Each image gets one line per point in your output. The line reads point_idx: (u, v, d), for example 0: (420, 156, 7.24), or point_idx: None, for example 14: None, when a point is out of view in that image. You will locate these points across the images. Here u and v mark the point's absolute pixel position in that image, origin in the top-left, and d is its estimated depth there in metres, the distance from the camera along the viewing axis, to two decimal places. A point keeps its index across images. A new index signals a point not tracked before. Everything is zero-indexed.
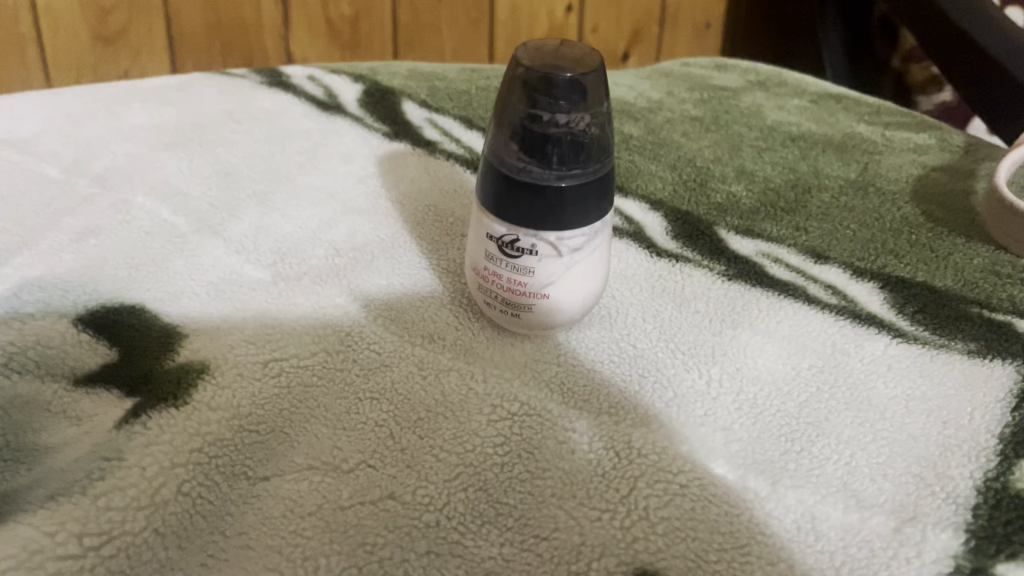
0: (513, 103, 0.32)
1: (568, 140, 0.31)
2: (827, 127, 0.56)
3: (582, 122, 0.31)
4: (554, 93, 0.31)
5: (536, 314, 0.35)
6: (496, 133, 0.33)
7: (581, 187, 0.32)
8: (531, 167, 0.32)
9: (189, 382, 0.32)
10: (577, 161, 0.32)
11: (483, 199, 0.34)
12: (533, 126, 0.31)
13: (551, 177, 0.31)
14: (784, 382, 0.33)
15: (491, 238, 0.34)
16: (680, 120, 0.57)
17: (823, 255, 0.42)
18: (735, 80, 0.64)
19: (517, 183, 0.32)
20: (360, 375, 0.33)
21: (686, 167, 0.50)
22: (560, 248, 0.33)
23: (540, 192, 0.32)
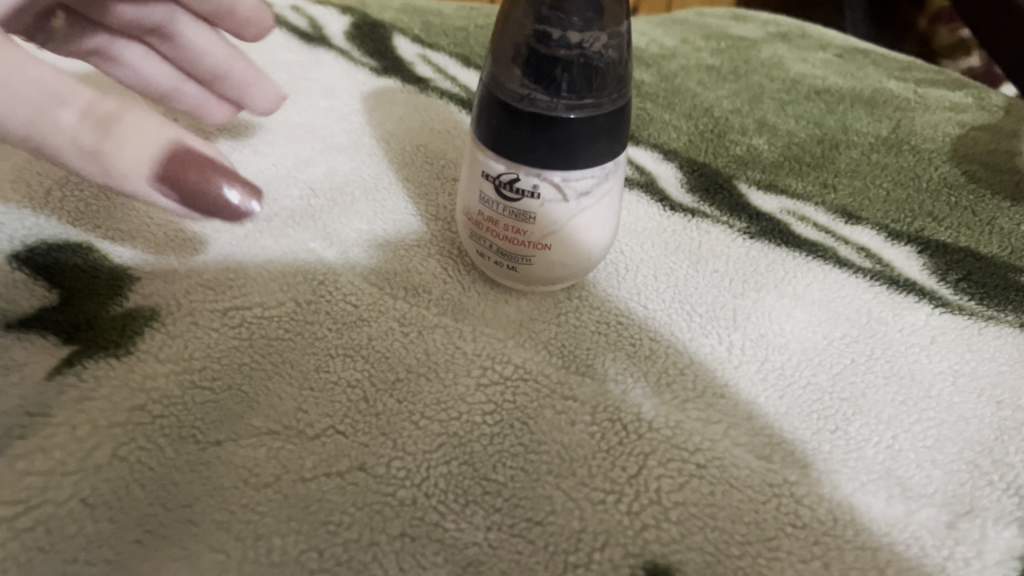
0: (517, 21, 0.27)
1: (580, 64, 0.27)
2: (855, 82, 0.52)
3: (597, 44, 0.27)
4: (567, 8, 0.26)
5: (534, 267, 0.31)
6: (497, 57, 0.28)
7: (593, 122, 0.27)
8: (537, 94, 0.27)
9: (135, 330, 0.28)
10: (590, 92, 0.27)
11: (479, 133, 0.29)
12: (540, 47, 0.27)
13: (560, 107, 0.27)
14: (815, 352, 0.30)
15: (486, 177, 0.29)
16: (695, 68, 0.52)
17: (855, 215, 0.38)
18: (753, 30, 0.60)
19: (518, 114, 0.27)
20: (333, 330, 0.29)
21: (702, 117, 0.46)
22: (566, 192, 0.29)
23: (546, 124, 0.27)
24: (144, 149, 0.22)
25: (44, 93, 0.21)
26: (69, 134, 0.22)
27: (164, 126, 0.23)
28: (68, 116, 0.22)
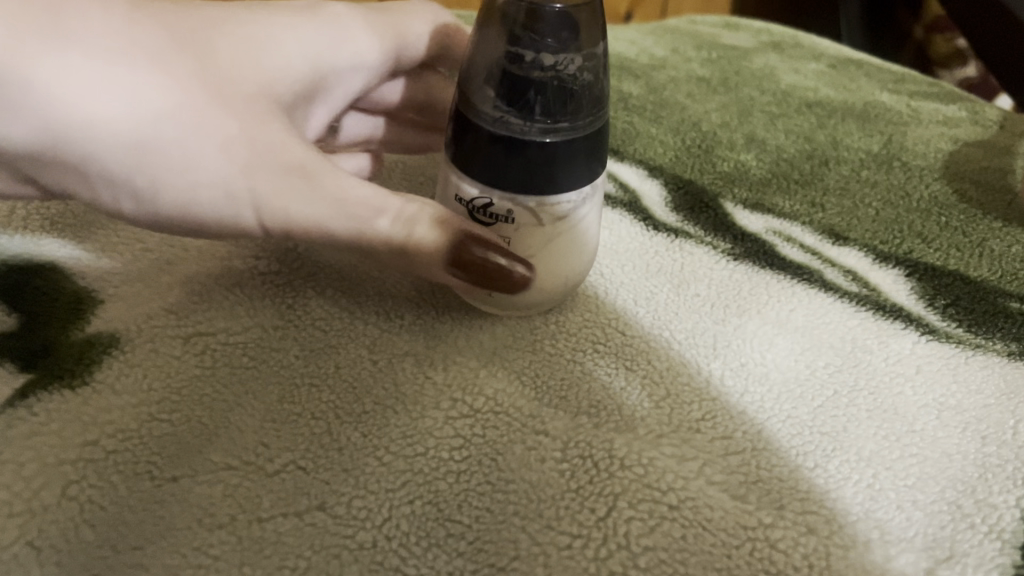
0: (490, 43, 0.27)
1: (556, 86, 0.26)
2: (847, 94, 0.51)
3: (573, 66, 0.26)
4: (540, 30, 0.26)
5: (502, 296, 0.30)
6: (469, 79, 0.27)
7: (569, 145, 0.27)
8: (511, 117, 0.26)
9: (93, 359, 0.27)
10: (566, 116, 0.26)
11: (451, 156, 0.28)
12: (514, 68, 0.26)
13: (534, 130, 0.26)
14: (797, 383, 0.29)
15: (459, 201, 0.28)
16: (685, 79, 0.52)
17: (843, 236, 0.37)
18: (746, 38, 0.59)
19: (491, 137, 0.26)
20: (300, 358, 0.28)
21: (690, 131, 0.45)
22: (542, 217, 0.28)
23: (520, 147, 0.26)
24: (451, 238, 0.27)
25: (368, 206, 0.27)
26: (389, 237, 0.27)
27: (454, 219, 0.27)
28: (385, 222, 0.27)
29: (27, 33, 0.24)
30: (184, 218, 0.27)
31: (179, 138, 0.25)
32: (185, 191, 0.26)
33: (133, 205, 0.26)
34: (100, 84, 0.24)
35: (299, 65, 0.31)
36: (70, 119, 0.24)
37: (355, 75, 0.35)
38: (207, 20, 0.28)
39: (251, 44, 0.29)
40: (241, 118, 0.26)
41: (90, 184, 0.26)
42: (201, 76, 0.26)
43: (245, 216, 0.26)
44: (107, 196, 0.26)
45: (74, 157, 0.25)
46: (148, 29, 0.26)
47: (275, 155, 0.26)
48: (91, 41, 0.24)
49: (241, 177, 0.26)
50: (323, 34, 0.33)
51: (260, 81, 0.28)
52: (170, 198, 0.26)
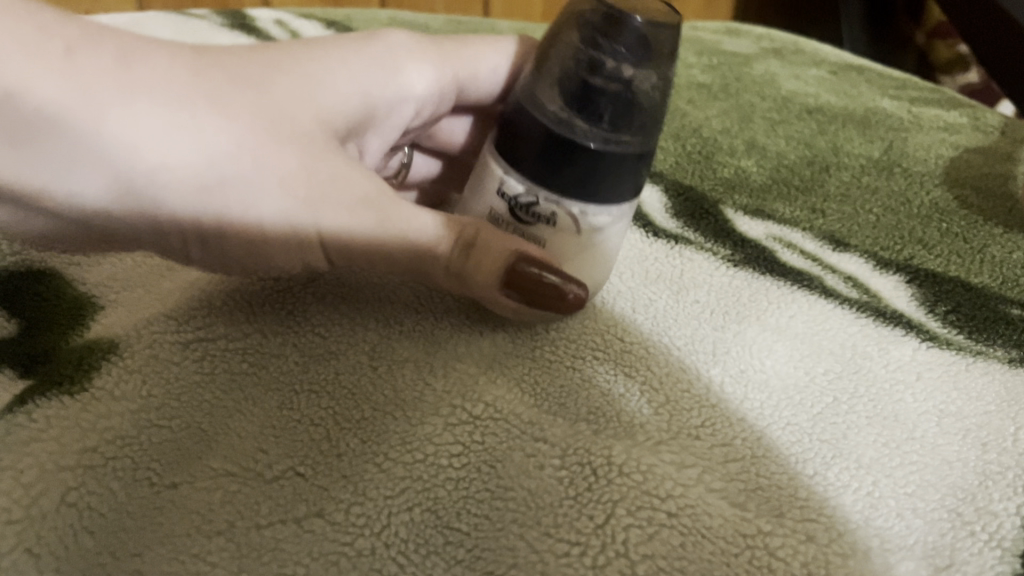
0: (569, 48, 0.28)
1: (626, 99, 0.27)
2: (847, 101, 0.51)
3: (645, 83, 0.27)
4: (620, 42, 0.27)
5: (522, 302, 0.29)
6: (540, 83, 0.28)
7: (625, 157, 0.27)
8: (575, 121, 0.27)
9: (92, 364, 0.27)
10: (631, 128, 0.27)
11: (497, 150, 0.29)
12: (590, 77, 0.27)
13: (596, 138, 0.27)
14: (797, 390, 0.29)
15: (502, 195, 0.29)
16: (686, 86, 0.52)
17: (843, 242, 0.37)
18: (747, 45, 0.59)
19: (551, 137, 0.27)
20: (299, 364, 0.28)
21: (691, 137, 0.45)
22: (581, 224, 0.28)
23: (576, 152, 0.27)
24: (498, 254, 0.28)
25: (429, 236, 0.28)
26: (446, 260, 0.28)
27: (509, 243, 0.28)
28: (444, 246, 0.28)
29: (97, 87, 0.24)
30: (246, 253, 0.28)
31: (246, 181, 0.26)
32: (250, 229, 0.27)
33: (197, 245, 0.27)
34: (170, 132, 0.25)
35: (355, 97, 0.30)
36: (141, 171, 0.25)
37: (401, 106, 0.34)
38: (263, 56, 0.28)
39: (303, 76, 0.29)
40: (304, 157, 0.27)
41: (156, 230, 0.26)
42: (262, 116, 0.26)
43: (310, 249, 0.27)
44: (172, 239, 0.27)
45: (144, 207, 0.25)
46: (210, 71, 0.26)
47: (341, 192, 0.27)
48: (160, 90, 0.25)
49: (306, 217, 0.27)
50: (368, 65, 0.32)
51: (315, 115, 0.28)
52: (237, 237, 0.27)
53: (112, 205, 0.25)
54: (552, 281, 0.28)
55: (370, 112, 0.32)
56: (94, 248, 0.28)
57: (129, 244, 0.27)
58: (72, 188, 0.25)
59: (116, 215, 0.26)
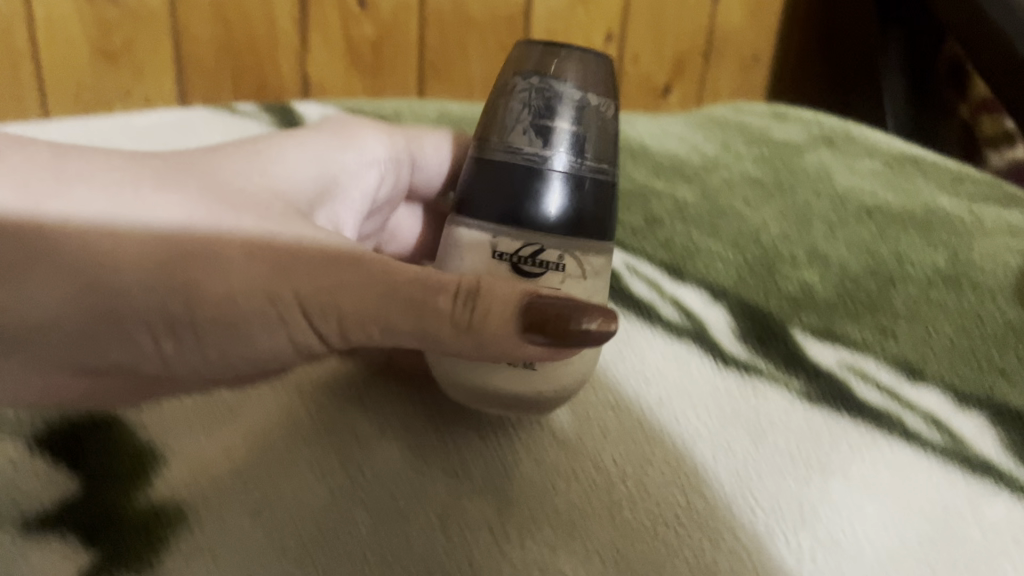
0: (524, 86, 0.36)
1: (593, 129, 0.36)
2: (904, 198, 0.50)
3: (607, 111, 0.37)
4: (578, 83, 0.36)
5: (541, 379, 0.32)
6: (507, 135, 0.36)
7: (600, 182, 0.36)
8: (560, 159, 0.35)
9: (159, 538, 0.28)
10: (586, 133, 0.36)
11: (472, 206, 0.36)
12: (559, 116, 0.35)
13: (583, 169, 0.35)
14: (891, 561, 0.28)
15: (502, 256, 0.34)
16: (739, 182, 0.51)
17: (919, 371, 0.37)
18: (797, 133, 0.58)
19: (544, 176, 0.34)
20: (370, 530, 0.28)
21: (751, 247, 0.44)
22: (584, 268, 0.35)
23: (569, 185, 0.35)
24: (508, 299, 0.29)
25: (420, 286, 0.29)
26: (451, 310, 0.29)
27: (513, 292, 0.29)
28: (444, 295, 0.29)
29: (37, 183, 0.27)
30: (223, 337, 0.29)
31: (204, 242, 0.28)
32: (221, 297, 0.28)
33: (169, 342, 0.28)
34: (118, 206, 0.27)
35: (310, 165, 0.38)
36: (98, 261, 0.26)
37: (358, 166, 0.42)
38: (212, 154, 0.34)
39: (251, 159, 0.35)
40: (259, 222, 0.29)
41: (124, 330, 0.28)
42: (208, 195, 0.30)
43: (286, 316, 0.29)
44: (141, 340, 0.28)
45: (108, 297, 0.27)
46: (151, 165, 0.30)
47: (303, 241, 0.29)
48: (102, 182, 0.28)
49: (271, 275, 0.28)
50: (313, 146, 0.39)
51: (266, 188, 0.34)
52: (209, 314, 0.28)
53: (72, 302, 0.26)
54: (568, 316, 0.29)
55: (329, 182, 0.40)
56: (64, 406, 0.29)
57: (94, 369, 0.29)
58: (28, 298, 0.26)
59: (82, 320, 0.27)
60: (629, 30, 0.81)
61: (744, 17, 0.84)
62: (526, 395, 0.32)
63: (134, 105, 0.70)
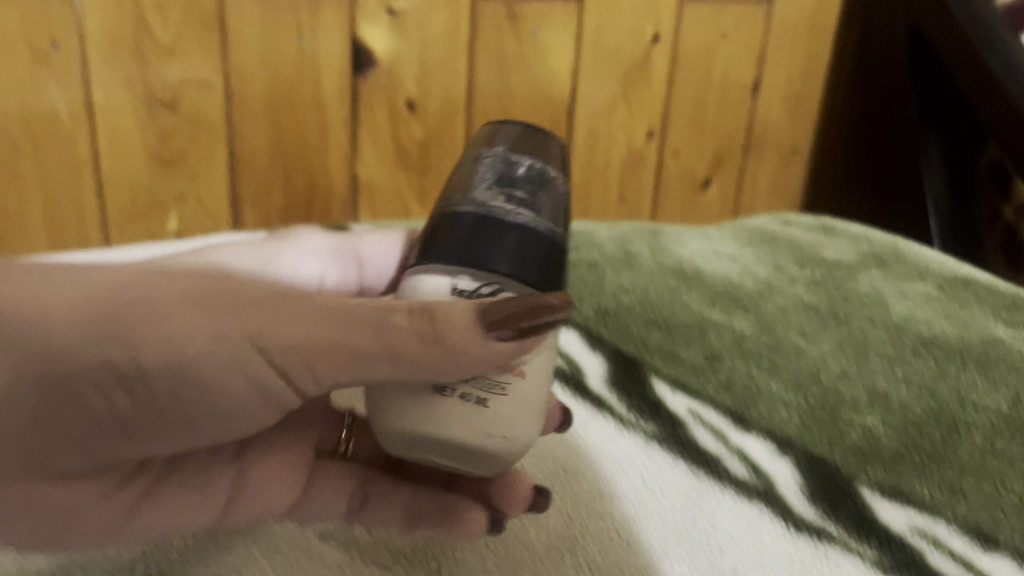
0: (489, 156, 0.36)
1: (549, 197, 0.36)
2: (961, 328, 0.50)
3: (564, 190, 0.37)
4: (536, 159, 0.37)
5: (490, 421, 0.31)
6: (467, 190, 0.35)
7: (556, 242, 0.34)
8: (521, 212, 0.34)
9: None
10: (541, 199, 0.35)
11: (427, 250, 0.33)
12: (518, 177, 0.35)
13: (542, 224, 0.34)
14: None
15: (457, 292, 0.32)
16: (794, 309, 0.51)
17: (992, 537, 0.37)
18: (846, 251, 0.58)
19: (504, 220, 0.33)
20: None
21: (812, 386, 0.44)
22: None
23: (527, 232, 0.33)
24: (464, 309, 0.30)
25: (376, 316, 0.30)
26: (407, 324, 0.30)
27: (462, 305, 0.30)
28: (401, 311, 0.30)
29: None
30: (176, 382, 0.30)
31: (139, 297, 0.30)
32: (167, 336, 0.29)
33: (119, 392, 0.29)
34: (59, 282, 0.30)
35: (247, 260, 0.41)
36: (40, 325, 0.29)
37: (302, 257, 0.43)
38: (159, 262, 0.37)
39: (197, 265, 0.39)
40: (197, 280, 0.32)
41: (73, 391, 0.29)
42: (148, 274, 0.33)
43: (242, 356, 0.30)
44: (92, 396, 0.29)
45: (53, 366, 0.29)
46: (91, 264, 0.33)
47: (243, 288, 0.31)
48: (48, 269, 0.31)
49: (213, 314, 0.30)
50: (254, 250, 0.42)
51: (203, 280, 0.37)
52: (154, 359, 0.29)
53: (20, 369, 0.28)
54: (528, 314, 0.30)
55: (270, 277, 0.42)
56: (37, 515, 0.31)
57: (61, 451, 0.30)
58: None
59: (32, 391, 0.29)
60: (671, 127, 0.82)
61: (782, 112, 0.85)
62: (481, 440, 0.31)
63: (189, 209, 0.72)
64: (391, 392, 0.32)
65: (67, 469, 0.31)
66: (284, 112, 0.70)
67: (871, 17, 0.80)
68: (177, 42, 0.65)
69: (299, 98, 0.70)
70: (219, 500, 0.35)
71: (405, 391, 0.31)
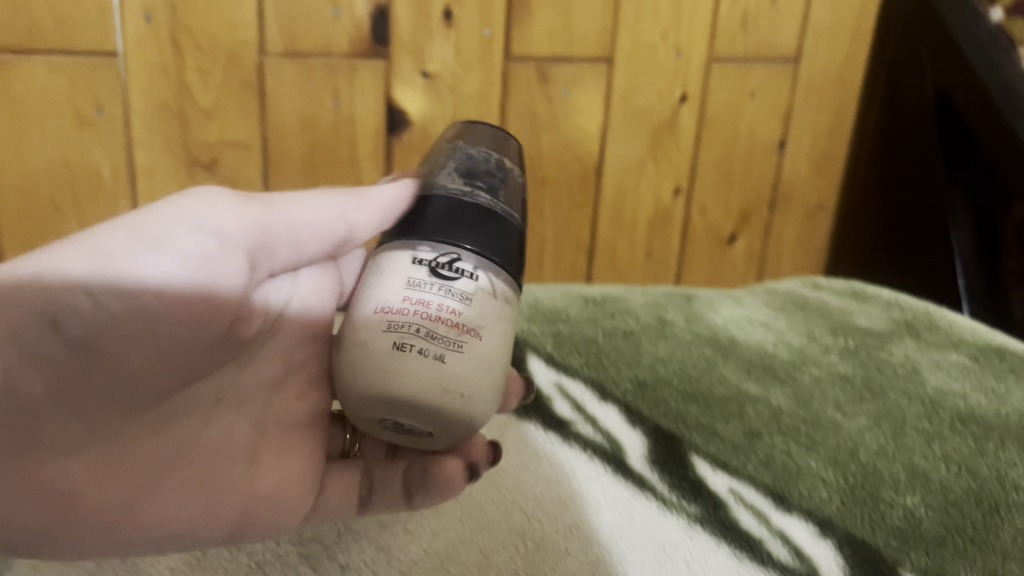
0: (453, 151, 0.43)
1: (505, 184, 0.42)
2: (998, 403, 0.50)
3: (519, 178, 0.44)
4: (493, 151, 0.44)
5: (448, 378, 0.35)
6: (433, 179, 0.41)
7: (512, 223, 0.40)
8: (479, 195, 0.40)
9: None
10: (501, 186, 0.42)
11: (399, 230, 0.40)
12: (477, 167, 0.42)
13: (498, 205, 0.40)
14: None
15: (421, 263, 0.38)
16: (829, 380, 0.51)
17: None
18: (878, 318, 0.58)
19: (464, 202, 0.39)
20: None
21: (851, 463, 0.44)
22: (493, 288, 0.38)
23: (484, 210, 0.39)
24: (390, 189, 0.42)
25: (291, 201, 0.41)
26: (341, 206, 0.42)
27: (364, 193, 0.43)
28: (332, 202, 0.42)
29: None
30: (117, 300, 0.35)
31: (78, 253, 0.35)
32: (101, 265, 0.35)
33: (69, 327, 0.34)
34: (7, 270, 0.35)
35: None
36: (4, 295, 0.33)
37: None
38: None
39: None
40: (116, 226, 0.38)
41: (33, 344, 0.34)
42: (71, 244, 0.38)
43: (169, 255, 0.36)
44: (45, 337, 0.34)
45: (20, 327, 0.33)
46: None
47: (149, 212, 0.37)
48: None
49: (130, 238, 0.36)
50: None
51: None
52: (97, 284, 0.35)
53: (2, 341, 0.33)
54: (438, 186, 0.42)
55: None
56: (42, 503, 0.35)
57: (45, 411, 0.35)
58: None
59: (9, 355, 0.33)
60: (697, 184, 0.83)
61: (808, 169, 0.86)
62: (434, 391, 0.35)
63: None
64: (360, 355, 0.36)
65: (57, 449, 0.35)
66: (319, 171, 0.71)
67: (897, 78, 0.81)
68: (217, 105, 0.67)
69: (334, 159, 0.71)
70: (236, 504, 0.39)
71: (370, 353, 0.36)
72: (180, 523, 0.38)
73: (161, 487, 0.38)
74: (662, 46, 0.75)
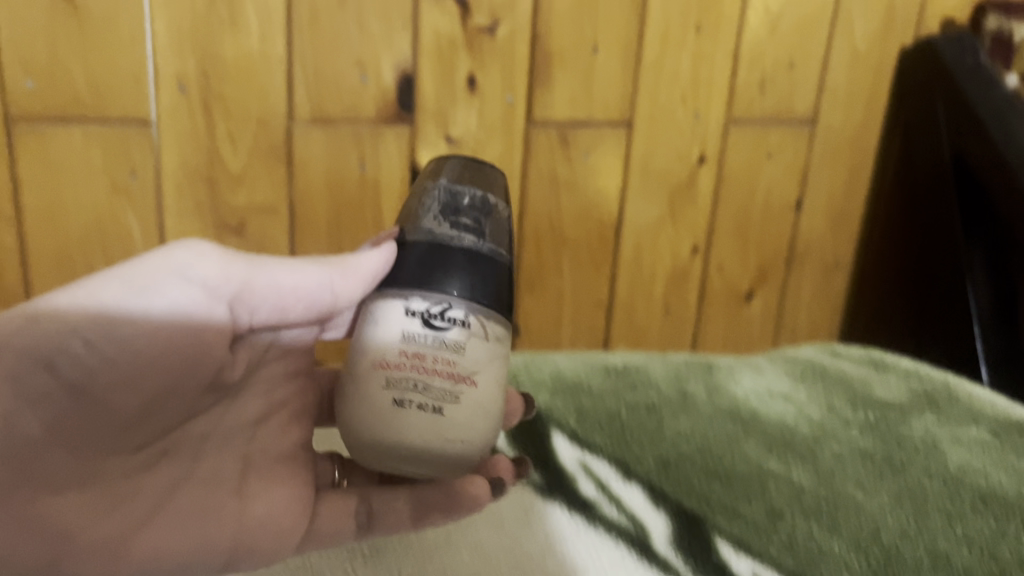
0: (437, 187, 0.43)
1: (490, 219, 0.43)
2: (1020, 481, 0.50)
3: (505, 211, 0.44)
4: (476, 183, 0.44)
5: (446, 428, 0.39)
6: (419, 222, 0.42)
7: (497, 259, 0.42)
8: (465, 237, 0.41)
9: None
10: (486, 222, 0.42)
11: (392, 279, 0.41)
12: (460, 203, 0.43)
13: (483, 245, 0.41)
14: None
15: (412, 314, 0.40)
16: (850, 457, 0.51)
17: None
18: (897, 391, 0.59)
19: (450, 245, 0.41)
20: None
21: (874, 548, 0.44)
22: (486, 333, 0.40)
23: (470, 253, 0.41)
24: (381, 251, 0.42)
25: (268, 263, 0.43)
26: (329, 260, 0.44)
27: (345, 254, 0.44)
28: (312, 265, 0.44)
29: None
30: (105, 338, 0.39)
31: (73, 301, 0.39)
32: (92, 309, 0.39)
33: (62, 365, 0.38)
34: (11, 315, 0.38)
35: None
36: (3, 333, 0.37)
37: None
38: None
39: None
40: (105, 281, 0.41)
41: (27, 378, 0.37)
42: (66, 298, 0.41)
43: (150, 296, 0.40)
44: (38, 376, 0.37)
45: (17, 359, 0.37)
46: None
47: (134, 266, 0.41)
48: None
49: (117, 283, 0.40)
50: None
51: None
52: (84, 321, 0.38)
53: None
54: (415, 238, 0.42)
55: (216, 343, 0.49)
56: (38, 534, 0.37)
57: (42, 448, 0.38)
58: None
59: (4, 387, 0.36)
60: (714, 243, 0.84)
61: (824, 227, 0.87)
62: (433, 440, 0.39)
63: None
64: (359, 407, 0.40)
65: (55, 481, 0.38)
66: (343, 232, 0.73)
67: (910, 141, 0.81)
68: (246, 169, 0.68)
69: (359, 219, 0.73)
70: (226, 535, 0.42)
71: (370, 405, 0.39)
72: (175, 555, 0.41)
73: (156, 522, 0.41)
74: (681, 109, 0.77)
